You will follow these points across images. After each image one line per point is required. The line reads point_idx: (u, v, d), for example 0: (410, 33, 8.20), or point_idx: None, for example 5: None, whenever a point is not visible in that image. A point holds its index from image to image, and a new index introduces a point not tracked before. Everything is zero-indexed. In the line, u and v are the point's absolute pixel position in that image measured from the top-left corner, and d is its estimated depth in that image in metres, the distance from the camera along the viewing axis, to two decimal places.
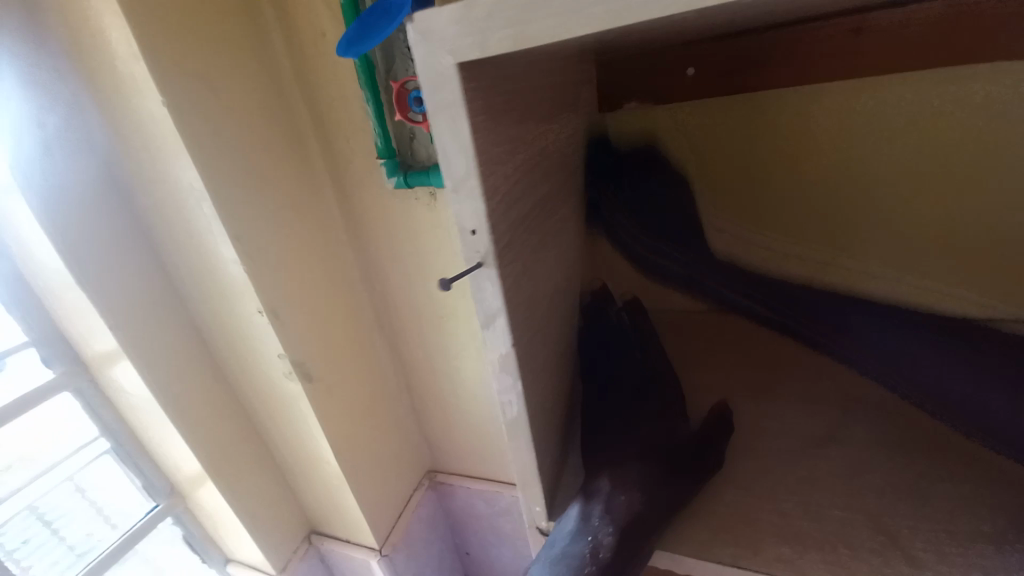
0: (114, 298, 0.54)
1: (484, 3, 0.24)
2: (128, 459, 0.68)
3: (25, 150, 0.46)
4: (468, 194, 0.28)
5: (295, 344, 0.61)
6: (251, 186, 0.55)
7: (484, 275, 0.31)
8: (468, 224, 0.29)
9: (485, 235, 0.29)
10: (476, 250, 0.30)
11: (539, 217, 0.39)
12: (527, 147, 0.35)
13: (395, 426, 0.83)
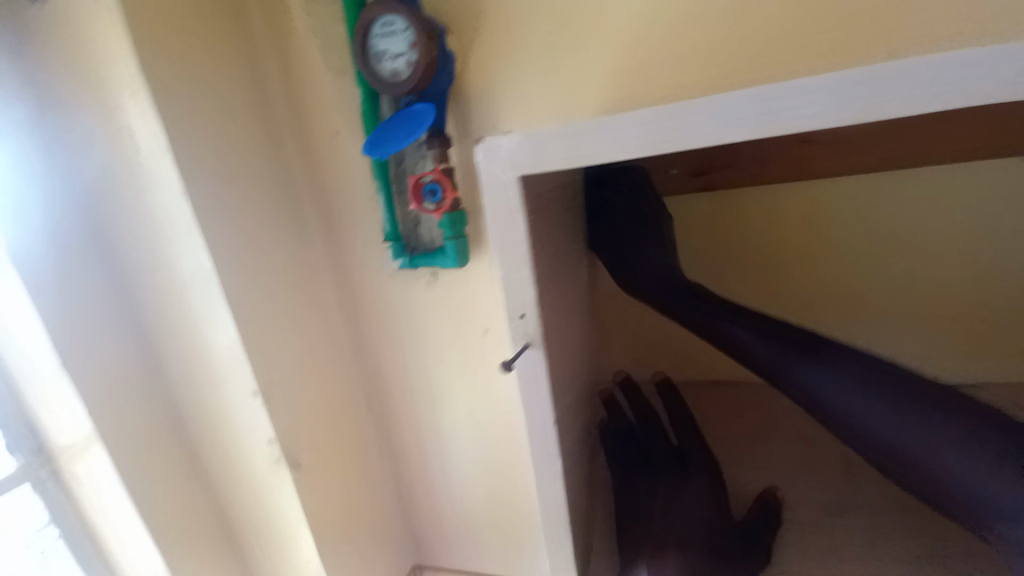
0: (97, 385, 0.51)
1: (545, 133, 0.31)
2: (75, 571, 0.60)
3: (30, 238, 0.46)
4: (521, 289, 0.32)
5: (287, 429, 0.58)
6: (257, 269, 0.56)
7: (530, 356, 0.33)
8: (519, 308, 0.33)
9: (533, 318, 0.33)
10: (523, 331, 0.33)
11: (566, 298, 0.43)
12: (558, 235, 0.40)
13: (381, 517, 0.77)
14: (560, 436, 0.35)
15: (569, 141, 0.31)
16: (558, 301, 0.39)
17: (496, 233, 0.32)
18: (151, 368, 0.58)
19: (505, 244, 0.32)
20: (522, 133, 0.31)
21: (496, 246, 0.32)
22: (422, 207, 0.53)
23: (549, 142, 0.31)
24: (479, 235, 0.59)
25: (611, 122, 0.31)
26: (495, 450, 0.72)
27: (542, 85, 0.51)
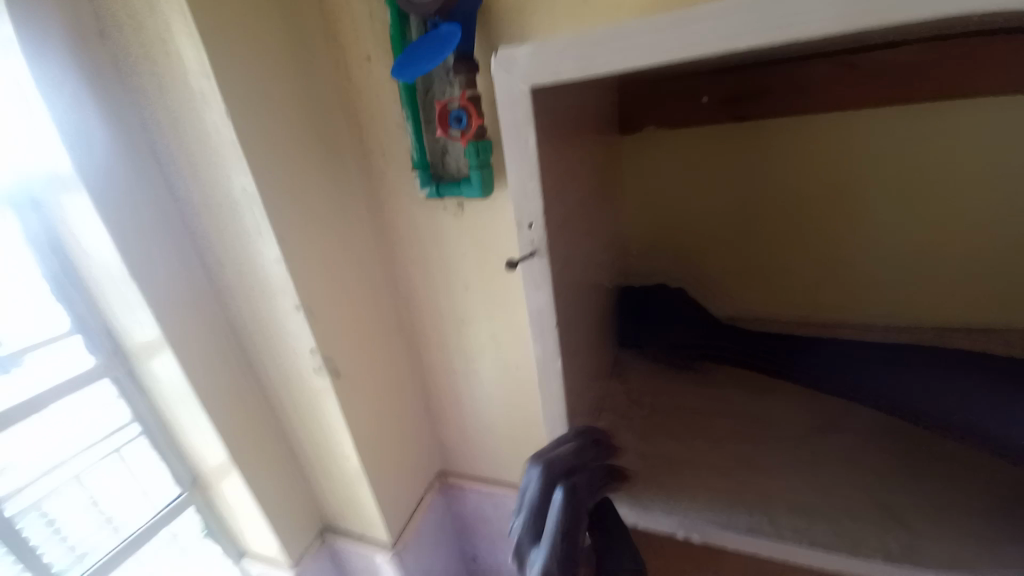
0: (161, 292, 0.58)
1: (560, 40, 0.29)
2: (155, 449, 0.73)
3: (91, 159, 0.51)
4: (529, 204, 0.33)
5: (327, 340, 0.65)
6: (294, 195, 0.59)
7: (534, 266, 0.35)
8: (527, 219, 0.34)
9: (540, 229, 0.34)
10: (531, 241, 0.34)
11: (584, 215, 0.44)
12: (575, 160, 0.40)
13: (411, 426, 0.85)
14: (563, 342, 0.39)
15: (582, 57, 0.29)
16: (570, 230, 0.40)
17: (505, 150, 0.32)
18: (207, 281, 0.64)
19: (518, 157, 0.32)
20: (534, 41, 0.29)
21: (506, 162, 0.33)
22: (448, 134, 0.54)
23: (566, 50, 0.29)
24: (503, 164, 0.60)
25: (627, 27, 0.27)
26: (514, 375, 0.77)
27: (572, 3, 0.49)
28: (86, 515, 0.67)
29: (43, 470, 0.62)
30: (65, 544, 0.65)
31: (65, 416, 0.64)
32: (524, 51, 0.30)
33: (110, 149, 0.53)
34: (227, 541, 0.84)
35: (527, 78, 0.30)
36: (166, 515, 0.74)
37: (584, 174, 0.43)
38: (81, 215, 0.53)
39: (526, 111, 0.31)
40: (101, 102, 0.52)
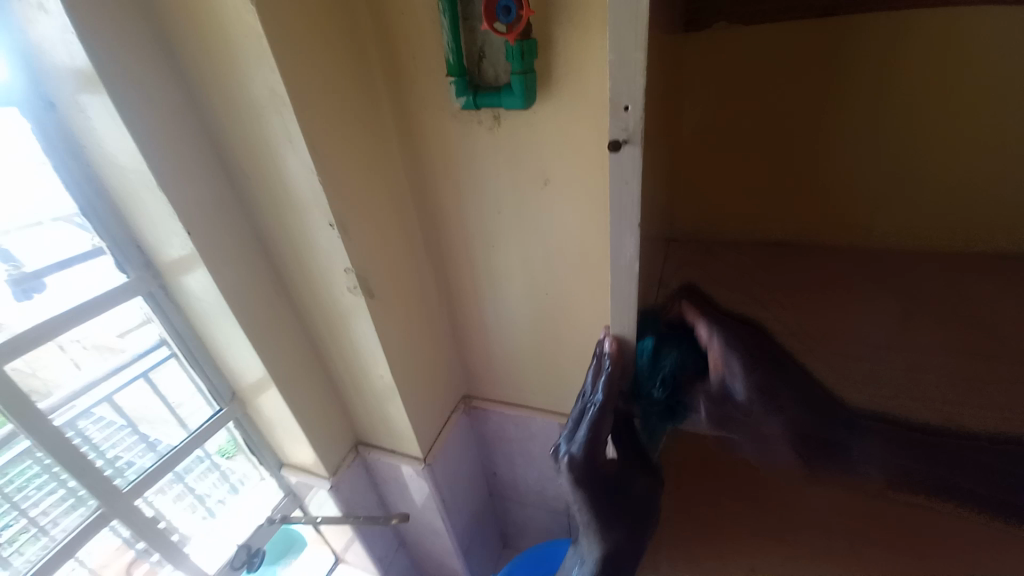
0: (189, 203, 0.57)
1: None
2: (190, 364, 0.75)
3: (103, 54, 0.48)
4: (628, 82, 0.29)
5: (360, 259, 0.64)
6: (319, 100, 0.55)
7: (625, 158, 0.31)
8: (623, 99, 0.30)
9: (638, 111, 0.30)
10: (623, 126, 0.30)
11: (660, 114, 0.40)
12: (659, 44, 0.36)
13: (438, 349, 0.87)
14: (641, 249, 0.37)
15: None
16: (651, 130, 0.36)
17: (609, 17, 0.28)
18: (233, 193, 0.63)
19: (620, 24, 0.28)
20: None
21: (608, 31, 0.28)
22: (495, 28, 0.49)
23: None
24: (549, 69, 0.55)
25: None
26: (543, 300, 0.77)
27: None
28: (120, 435, 0.71)
29: (77, 390, 0.66)
30: (105, 457, 0.69)
31: (86, 339, 0.65)
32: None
33: (122, 43, 0.49)
34: (266, 452, 0.89)
35: None
36: (205, 430, 0.79)
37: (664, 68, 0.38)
38: (102, 118, 0.51)
39: None
40: None
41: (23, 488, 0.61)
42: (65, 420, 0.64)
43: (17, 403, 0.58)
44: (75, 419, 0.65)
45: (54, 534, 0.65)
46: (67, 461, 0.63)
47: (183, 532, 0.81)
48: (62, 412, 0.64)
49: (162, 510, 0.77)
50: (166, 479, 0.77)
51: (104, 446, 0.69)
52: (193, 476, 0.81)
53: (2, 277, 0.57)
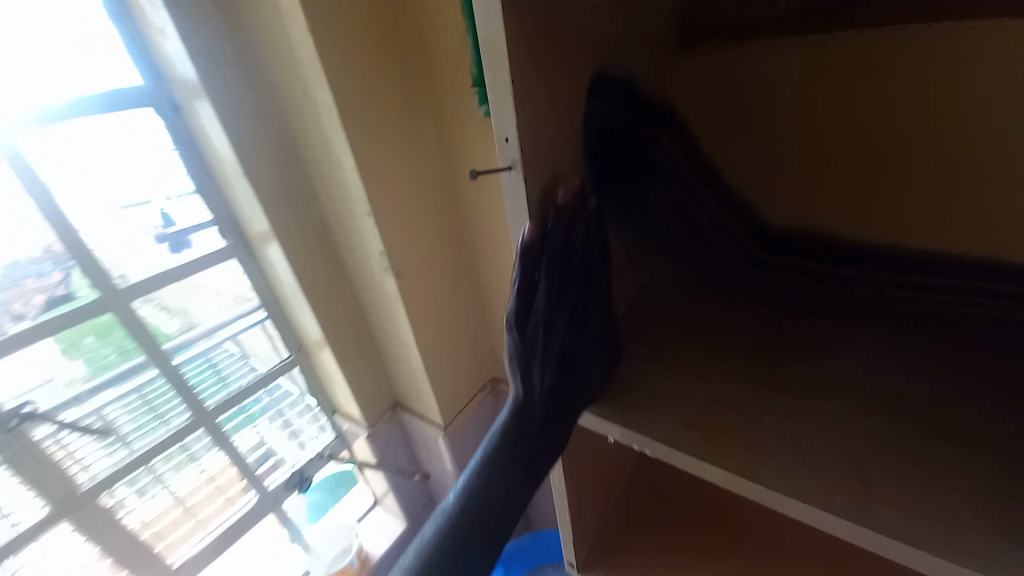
0: (267, 190, 0.71)
1: None
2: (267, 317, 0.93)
3: (208, 74, 0.62)
4: (504, 121, 0.30)
5: (392, 246, 0.73)
6: (360, 110, 0.64)
7: (512, 181, 0.32)
8: (503, 132, 0.30)
9: (516, 143, 0.30)
10: (508, 155, 0.31)
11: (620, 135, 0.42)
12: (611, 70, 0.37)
13: (467, 330, 0.95)
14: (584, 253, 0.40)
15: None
16: (591, 157, 0.38)
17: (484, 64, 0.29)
18: (301, 181, 0.75)
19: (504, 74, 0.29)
20: None
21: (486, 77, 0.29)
22: None
23: None
24: None
25: None
26: None
27: None
28: (235, 365, 0.93)
29: (210, 329, 0.87)
30: (217, 382, 0.91)
31: (220, 286, 0.86)
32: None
33: (222, 64, 0.63)
34: (322, 398, 1.07)
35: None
36: (279, 371, 0.98)
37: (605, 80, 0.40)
38: (208, 121, 0.66)
39: (494, 22, 0.27)
40: (218, 18, 0.61)
41: (160, 399, 0.84)
42: (185, 358, 0.85)
43: (148, 340, 0.79)
44: (205, 351, 0.88)
45: (171, 424, 0.86)
46: (176, 382, 0.84)
47: (274, 455, 1.05)
48: (182, 353, 0.85)
49: (254, 435, 1.00)
50: (256, 412, 0.98)
51: (223, 375, 0.91)
52: (292, 413, 1.05)
53: (157, 236, 0.77)
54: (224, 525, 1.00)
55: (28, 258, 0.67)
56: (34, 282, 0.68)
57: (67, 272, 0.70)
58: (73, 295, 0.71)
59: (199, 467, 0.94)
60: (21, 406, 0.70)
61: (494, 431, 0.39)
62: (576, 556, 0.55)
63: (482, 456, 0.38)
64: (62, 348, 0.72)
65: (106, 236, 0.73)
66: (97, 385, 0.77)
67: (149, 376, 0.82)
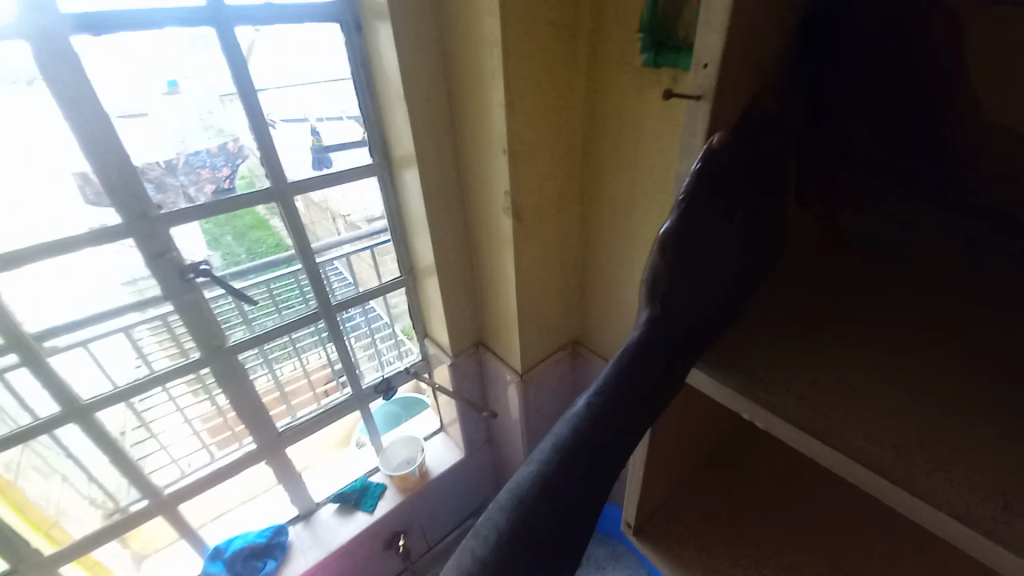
0: (419, 116, 0.78)
1: None
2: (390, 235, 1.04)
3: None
4: (707, 44, 0.32)
5: (518, 188, 0.76)
6: (522, 49, 0.66)
7: (695, 110, 0.34)
8: (702, 58, 0.32)
9: (715, 70, 0.32)
10: (700, 84, 0.33)
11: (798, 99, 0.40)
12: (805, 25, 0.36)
13: (564, 289, 0.97)
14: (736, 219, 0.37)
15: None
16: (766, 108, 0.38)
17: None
18: (449, 113, 0.81)
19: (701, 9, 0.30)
20: None
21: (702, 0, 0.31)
22: None
23: None
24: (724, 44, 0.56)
25: None
26: None
27: None
28: (349, 277, 1.05)
29: (336, 242, 0.99)
30: (333, 288, 1.04)
31: (352, 206, 0.98)
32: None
33: None
34: (419, 321, 1.17)
35: None
36: (391, 285, 1.09)
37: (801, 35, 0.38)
38: (385, 43, 0.73)
39: None
40: None
41: (283, 292, 0.98)
42: (322, 260, 1.00)
43: (298, 235, 0.92)
44: (330, 258, 1.01)
45: (284, 312, 0.99)
46: (311, 275, 0.97)
47: (356, 370, 1.18)
48: (321, 252, 0.98)
49: (346, 348, 1.13)
50: (352, 327, 1.12)
51: (342, 282, 1.04)
52: (380, 335, 1.19)
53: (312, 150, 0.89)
54: (308, 420, 1.14)
55: (207, 150, 0.80)
56: (208, 172, 0.81)
57: (232, 170, 0.83)
58: (233, 190, 0.84)
59: (298, 363, 1.09)
60: (200, 264, 0.86)
61: (619, 355, 0.37)
62: (634, 518, 0.57)
63: (616, 366, 0.36)
64: (207, 239, 0.85)
65: (274, 138, 0.84)
66: (232, 274, 0.91)
67: (276, 275, 0.96)
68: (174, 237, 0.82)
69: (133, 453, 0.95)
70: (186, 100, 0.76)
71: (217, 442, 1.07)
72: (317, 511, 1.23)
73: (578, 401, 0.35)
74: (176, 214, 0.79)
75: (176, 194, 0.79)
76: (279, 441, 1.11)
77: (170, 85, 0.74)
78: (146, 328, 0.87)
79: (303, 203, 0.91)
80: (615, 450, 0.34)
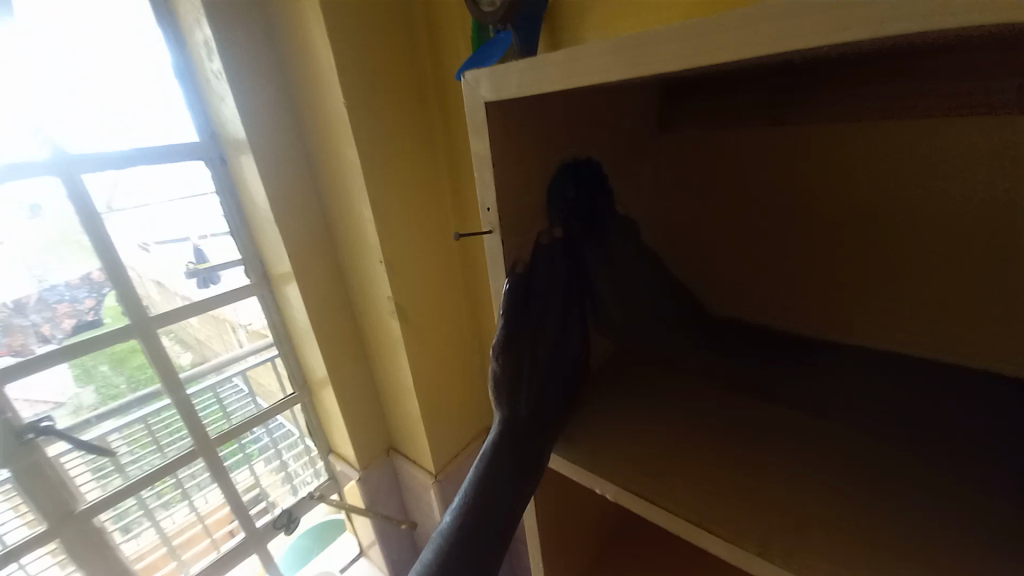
0: (293, 236, 0.79)
1: (509, 69, 0.33)
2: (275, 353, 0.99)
3: (255, 135, 0.72)
4: (486, 191, 0.38)
5: (400, 292, 0.79)
6: (383, 173, 0.72)
7: (491, 242, 0.40)
8: (486, 202, 0.38)
9: (495, 211, 0.38)
10: (489, 222, 0.39)
11: (598, 208, 0.48)
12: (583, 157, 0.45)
13: (466, 378, 0.98)
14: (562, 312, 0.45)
15: (521, 75, 0.32)
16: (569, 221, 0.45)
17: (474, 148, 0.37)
18: (323, 230, 0.84)
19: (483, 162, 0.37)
20: (490, 65, 0.33)
21: (474, 158, 0.37)
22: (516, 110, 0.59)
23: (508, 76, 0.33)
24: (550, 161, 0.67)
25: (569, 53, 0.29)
26: None
27: (615, 22, 0.52)
28: (239, 400, 0.97)
29: (218, 367, 0.92)
30: (220, 416, 0.95)
31: (238, 323, 0.93)
32: (478, 71, 0.34)
33: (269, 127, 0.73)
34: (320, 435, 1.10)
35: (483, 96, 0.34)
36: (282, 404, 1.03)
37: (590, 163, 0.46)
38: (250, 173, 0.76)
39: (481, 121, 0.35)
40: (269, 93, 0.72)
41: (161, 431, 0.87)
42: (196, 390, 0.90)
43: (164, 370, 0.84)
44: (214, 384, 0.93)
45: (166, 451, 0.88)
46: (184, 409, 0.88)
47: (266, 500, 1.06)
48: (192, 384, 0.89)
49: (250, 477, 1.02)
50: (255, 450, 1.02)
51: (226, 410, 0.95)
52: (289, 453, 1.09)
53: (187, 273, 0.85)
54: (207, 571, 0.98)
55: (66, 283, 0.74)
56: (68, 305, 0.74)
57: (98, 300, 0.77)
58: (99, 321, 0.77)
59: (189, 506, 0.94)
60: (42, 421, 0.74)
61: (481, 456, 0.40)
62: None
63: (474, 476, 0.39)
64: (77, 373, 0.77)
65: (142, 265, 0.81)
66: (106, 411, 0.81)
67: (160, 406, 0.86)
68: (26, 378, 0.72)
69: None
70: (52, 223, 0.71)
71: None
72: None
73: (443, 522, 0.37)
74: (31, 359, 0.71)
75: (26, 334, 0.71)
76: None
77: (33, 209, 0.70)
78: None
79: (180, 324, 0.85)
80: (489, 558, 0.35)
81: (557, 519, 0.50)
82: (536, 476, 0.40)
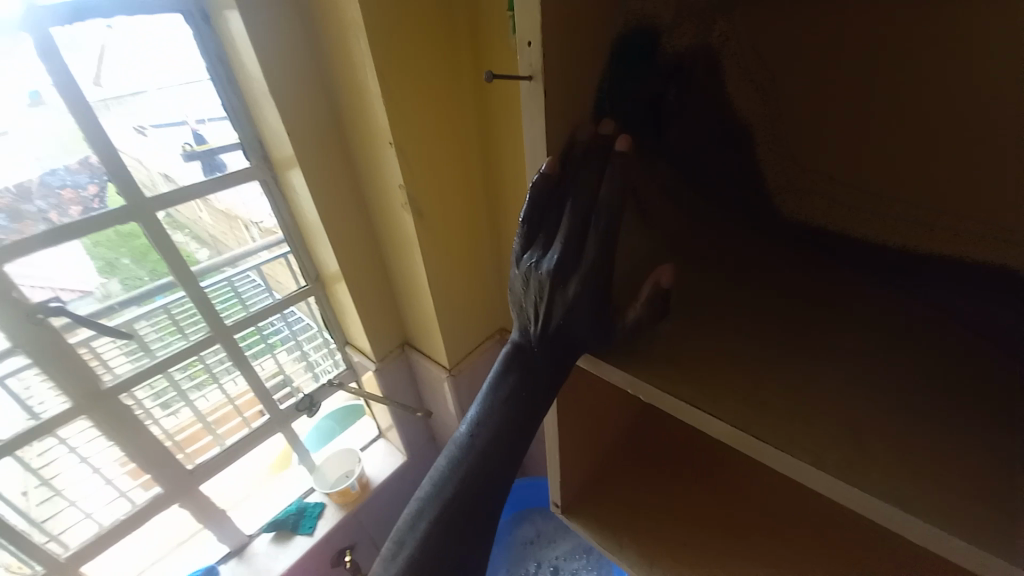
0: (292, 109, 0.70)
1: None
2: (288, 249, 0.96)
3: None
4: (526, 17, 0.31)
5: (413, 179, 0.72)
6: (394, 29, 0.61)
7: (530, 91, 0.34)
8: (525, 35, 0.31)
9: (536, 47, 0.31)
10: (529, 63, 0.32)
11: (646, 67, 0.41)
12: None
13: (481, 279, 0.95)
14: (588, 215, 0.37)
15: None
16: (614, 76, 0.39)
17: None
18: (325, 107, 0.74)
19: None
20: None
21: None
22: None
23: None
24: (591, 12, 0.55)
25: None
26: None
27: None
28: (256, 290, 0.97)
29: (236, 258, 0.91)
30: (242, 304, 0.95)
31: (240, 209, 0.88)
32: None
33: None
34: (336, 331, 1.12)
35: None
36: (293, 297, 1.00)
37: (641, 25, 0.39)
38: (237, 30, 0.65)
39: None
40: None
41: (184, 317, 0.88)
42: (209, 281, 0.89)
43: (174, 262, 0.82)
44: (230, 274, 0.92)
45: (189, 335, 0.90)
46: (195, 296, 0.86)
47: (290, 385, 1.11)
48: (204, 276, 0.88)
49: (273, 363, 1.06)
50: (277, 340, 1.04)
51: (244, 297, 0.95)
52: (310, 345, 1.11)
53: (185, 151, 0.79)
54: (240, 443, 1.05)
55: (65, 167, 0.69)
56: (71, 192, 0.71)
57: (100, 186, 0.72)
58: (105, 209, 0.74)
59: (221, 390, 1.00)
60: (51, 302, 0.73)
61: (498, 364, 0.42)
62: (562, 496, 0.56)
63: (489, 392, 0.41)
64: (99, 264, 0.77)
65: (144, 151, 0.75)
66: (130, 298, 0.82)
67: (178, 297, 0.86)
68: (44, 262, 0.72)
69: (38, 514, 0.85)
70: (55, 114, 0.67)
71: (140, 485, 0.94)
72: (251, 543, 1.14)
73: (460, 431, 0.40)
74: (33, 240, 0.69)
75: (34, 221, 0.69)
76: (189, 479, 0.99)
77: (33, 95, 0.65)
78: (31, 375, 0.75)
79: (190, 218, 0.83)
80: (508, 465, 0.39)
81: (578, 412, 0.49)
82: (547, 388, 0.40)
